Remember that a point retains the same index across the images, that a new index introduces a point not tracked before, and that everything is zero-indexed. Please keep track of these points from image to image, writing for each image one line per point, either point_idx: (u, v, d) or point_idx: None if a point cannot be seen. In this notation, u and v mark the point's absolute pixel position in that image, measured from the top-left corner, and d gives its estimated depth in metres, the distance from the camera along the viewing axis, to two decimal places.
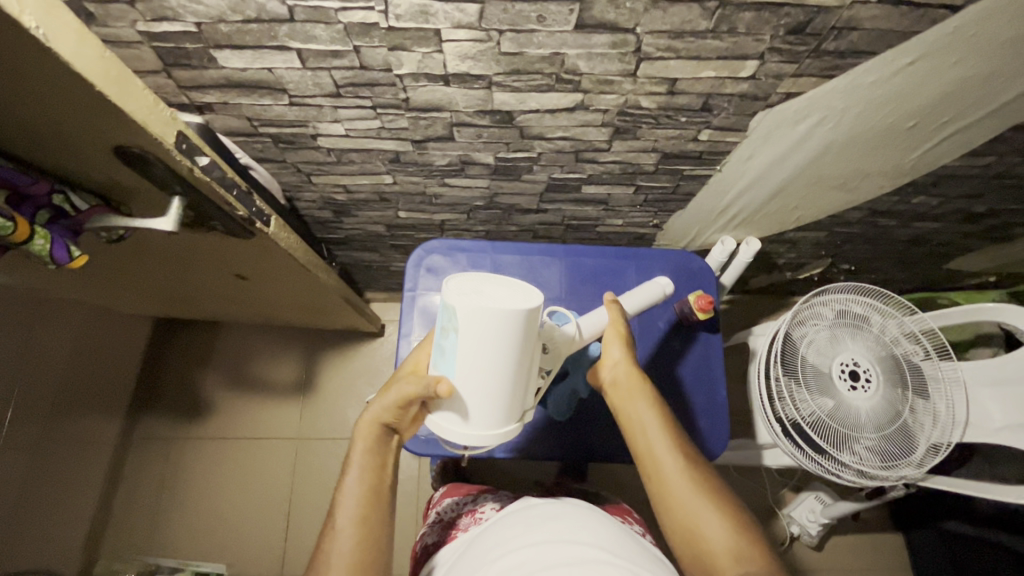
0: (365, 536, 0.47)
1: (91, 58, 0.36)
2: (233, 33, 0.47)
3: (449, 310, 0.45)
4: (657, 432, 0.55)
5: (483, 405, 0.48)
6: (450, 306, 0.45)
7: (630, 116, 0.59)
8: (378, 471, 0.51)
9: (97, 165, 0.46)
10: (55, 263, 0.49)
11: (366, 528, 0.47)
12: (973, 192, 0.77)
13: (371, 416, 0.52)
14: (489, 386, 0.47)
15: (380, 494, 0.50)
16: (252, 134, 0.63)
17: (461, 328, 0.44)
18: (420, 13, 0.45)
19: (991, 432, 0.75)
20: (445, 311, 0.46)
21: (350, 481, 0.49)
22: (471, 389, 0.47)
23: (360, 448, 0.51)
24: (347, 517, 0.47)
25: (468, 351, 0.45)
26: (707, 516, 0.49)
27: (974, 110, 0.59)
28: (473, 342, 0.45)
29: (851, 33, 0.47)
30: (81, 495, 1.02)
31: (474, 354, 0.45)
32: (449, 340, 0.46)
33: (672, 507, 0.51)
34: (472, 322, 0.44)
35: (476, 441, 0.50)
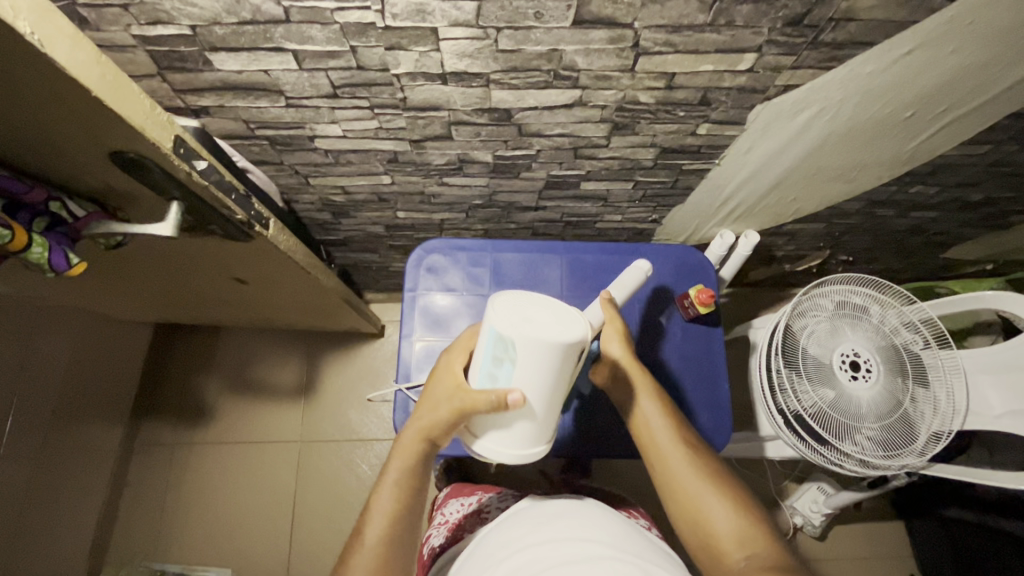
0: (387, 552, 0.50)
1: (87, 64, 0.35)
2: (228, 35, 0.47)
3: (506, 342, 0.45)
4: (657, 423, 0.58)
5: (539, 422, 0.50)
6: (506, 338, 0.44)
7: (628, 111, 0.58)
8: (410, 490, 0.53)
9: (93, 171, 0.46)
10: (55, 271, 0.48)
11: (389, 543, 0.51)
12: (970, 181, 0.77)
13: (414, 428, 0.53)
14: (541, 409, 0.48)
15: (408, 512, 0.53)
16: (249, 137, 0.63)
17: (520, 358, 0.45)
18: (417, 12, 0.44)
19: (991, 419, 0.76)
20: (495, 341, 0.46)
21: (385, 494, 0.52)
22: (531, 407, 0.48)
23: (401, 460, 0.53)
24: (375, 528, 0.51)
25: (527, 380, 0.46)
26: (712, 502, 0.52)
27: (972, 99, 0.59)
28: (531, 371, 0.45)
29: (849, 23, 0.47)
30: (85, 503, 1.02)
31: (532, 381, 0.46)
32: (504, 370, 0.46)
33: (679, 496, 0.54)
34: (531, 354, 0.44)
35: (525, 459, 0.52)
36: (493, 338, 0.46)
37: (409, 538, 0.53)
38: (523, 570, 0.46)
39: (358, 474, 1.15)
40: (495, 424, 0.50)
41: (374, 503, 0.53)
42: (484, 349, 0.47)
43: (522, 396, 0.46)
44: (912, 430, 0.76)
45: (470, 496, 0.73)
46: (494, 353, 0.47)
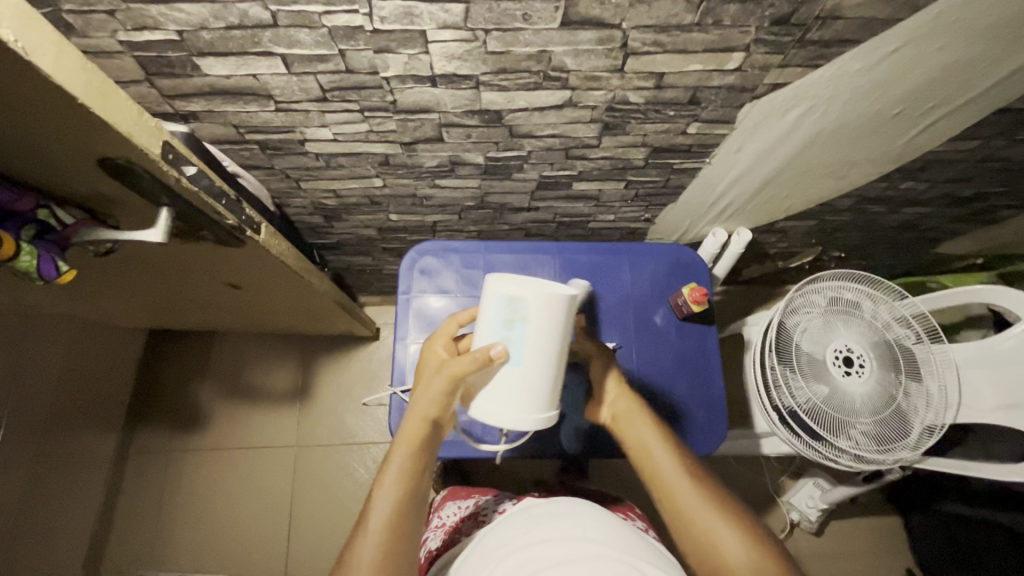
0: (394, 544, 0.47)
1: (73, 71, 0.35)
2: (216, 40, 0.47)
3: (518, 302, 0.50)
4: (659, 449, 0.56)
5: (539, 388, 0.52)
6: (517, 297, 0.50)
7: (618, 111, 0.59)
8: (415, 477, 0.51)
9: (82, 178, 0.45)
10: (42, 279, 0.48)
11: (393, 533, 0.47)
12: (958, 177, 0.78)
13: (417, 407, 0.53)
14: (548, 370, 0.52)
15: (414, 501, 0.50)
16: (238, 141, 0.63)
17: (531, 316, 0.50)
18: (405, 15, 0.44)
19: (985, 412, 0.77)
20: (504, 306, 0.51)
21: (388, 483, 0.50)
22: (533, 368, 0.51)
23: (403, 446, 0.52)
24: (378, 518, 0.48)
25: (534, 339, 0.50)
26: (722, 529, 0.50)
27: (958, 95, 0.59)
28: (540, 329, 0.50)
29: (835, 22, 0.47)
30: (79, 512, 1.01)
31: (542, 339, 0.51)
32: (516, 330, 0.50)
33: (688, 526, 0.51)
34: (540, 309, 0.50)
35: (525, 425, 0.53)
36: (502, 302, 0.51)
37: (414, 533, 0.49)
38: (520, 570, 0.46)
39: (355, 477, 1.15)
40: (500, 384, 0.52)
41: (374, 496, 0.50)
42: (490, 315, 0.52)
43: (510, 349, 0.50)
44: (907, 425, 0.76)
45: (467, 499, 0.73)
46: (503, 317, 0.51)
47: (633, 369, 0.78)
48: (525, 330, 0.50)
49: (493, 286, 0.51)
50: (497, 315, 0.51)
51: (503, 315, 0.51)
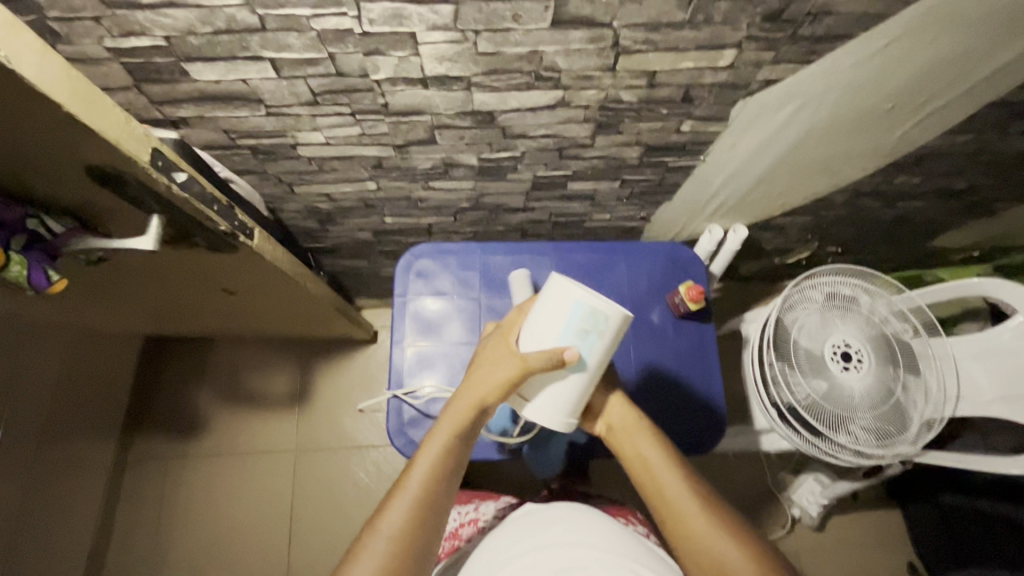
0: (418, 517, 0.49)
1: (57, 79, 0.35)
2: (204, 45, 0.46)
3: (601, 315, 0.50)
4: (661, 463, 0.56)
5: (583, 395, 0.54)
6: (600, 310, 0.50)
7: (611, 110, 0.58)
8: (452, 454, 0.52)
9: (69, 186, 0.45)
10: (33, 288, 0.48)
11: (420, 509, 0.49)
12: (953, 170, 0.78)
13: (473, 392, 0.53)
14: (597, 381, 0.54)
15: (447, 478, 0.51)
16: (230, 147, 0.62)
17: (606, 332, 0.51)
18: (394, 17, 0.44)
19: (981, 404, 0.77)
20: (585, 315, 0.51)
21: (424, 456, 0.51)
22: (586, 377, 0.53)
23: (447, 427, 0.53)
24: (409, 495, 0.49)
25: (599, 353, 0.52)
26: (722, 542, 0.51)
27: (950, 89, 0.59)
28: (609, 343, 0.52)
29: (827, 17, 0.47)
30: (78, 522, 1.01)
31: (607, 352, 0.52)
32: (588, 342, 0.51)
33: (692, 543, 0.52)
34: (613, 327, 0.51)
35: (560, 427, 0.55)
36: (580, 312, 0.51)
37: (441, 512, 0.50)
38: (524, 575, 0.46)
39: (355, 481, 1.14)
40: (554, 387, 0.54)
41: (409, 469, 0.51)
42: (565, 320, 0.51)
43: (575, 351, 0.51)
44: (905, 419, 0.76)
45: (467, 505, 0.72)
46: (578, 326, 0.51)
47: (631, 369, 0.78)
48: (595, 344, 0.52)
49: (573, 292, 0.51)
50: (571, 322, 0.51)
51: (580, 325, 0.51)
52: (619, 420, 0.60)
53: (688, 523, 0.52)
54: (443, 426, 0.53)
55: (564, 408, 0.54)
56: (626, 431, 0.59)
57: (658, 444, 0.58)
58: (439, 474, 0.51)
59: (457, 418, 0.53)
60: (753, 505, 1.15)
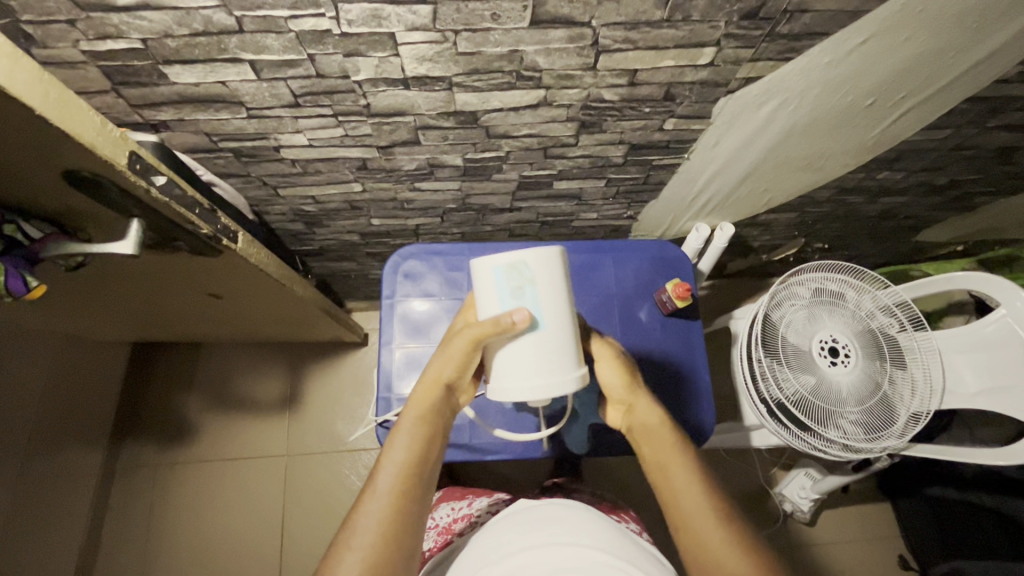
0: (399, 504, 0.48)
1: (30, 83, 0.34)
2: (182, 47, 0.46)
3: (523, 265, 0.49)
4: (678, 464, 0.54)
5: (560, 347, 0.51)
6: (518, 262, 0.49)
7: (594, 109, 0.59)
8: (423, 440, 0.53)
9: (46, 191, 0.44)
10: (13, 296, 0.47)
11: (403, 486, 0.49)
12: (933, 165, 0.79)
13: (431, 374, 0.55)
14: (567, 326, 0.51)
15: (422, 463, 0.52)
16: (212, 149, 0.62)
17: (538, 277, 0.49)
18: (372, 17, 0.44)
19: (967, 397, 0.77)
20: (508, 274, 0.49)
21: (396, 445, 0.52)
22: (550, 328, 0.50)
23: (416, 407, 0.54)
24: (389, 473, 0.50)
25: (546, 300, 0.50)
26: (730, 560, 0.47)
27: (928, 85, 0.60)
28: (550, 288, 0.50)
29: (803, 15, 0.48)
30: (65, 531, 0.99)
31: (555, 295, 0.50)
32: (528, 295, 0.50)
33: (699, 555, 0.49)
34: (543, 268, 0.50)
35: (562, 387, 0.51)
36: (503, 274, 0.49)
37: (424, 487, 0.51)
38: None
39: (348, 485, 1.14)
40: (530, 353, 0.51)
41: (386, 452, 0.52)
42: (496, 291, 0.50)
43: (523, 312, 0.49)
44: (893, 413, 0.77)
45: (459, 501, 0.74)
46: (510, 287, 0.50)
47: None
48: (536, 292, 0.50)
49: (487, 262, 0.50)
50: (503, 289, 0.50)
51: (510, 285, 0.49)
52: (645, 420, 0.58)
53: (697, 534, 0.49)
54: (411, 408, 0.55)
55: (558, 370, 0.51)
56: (649, 433, 0.57)
57: (681, 450, 0.55)
58: (418, 451, 0.52)
59: (425, 397, 0.55)
60: (746, 501, 1.16)
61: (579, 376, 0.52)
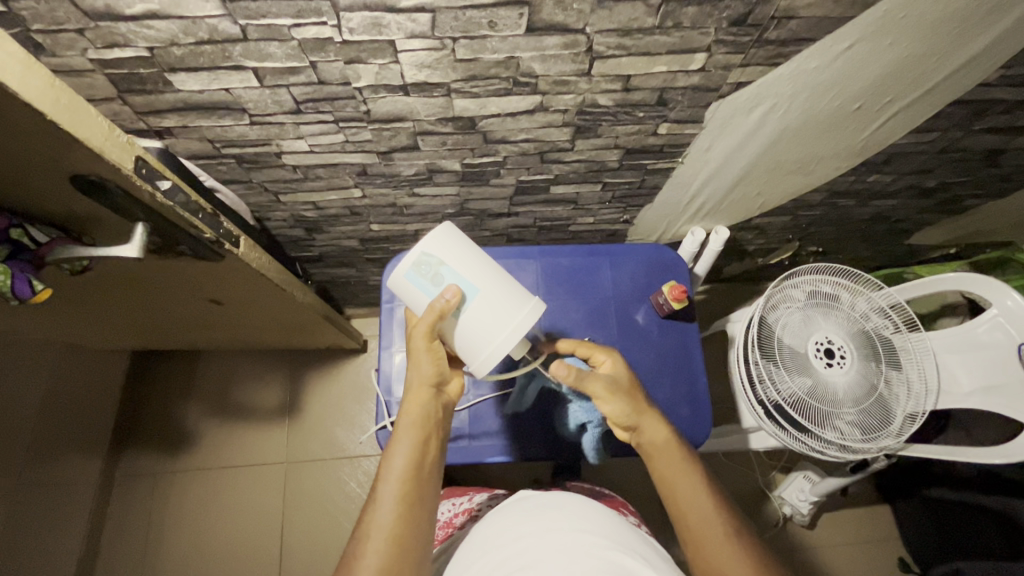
0: (406, 510, 0.50)
1: (42, 89, 0.35)
2: (187, 55, 0.47)
3: (423, 256, 0.54)
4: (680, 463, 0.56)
5: (500, 295, 0.54)
6: (419, 257, 0.54)
7: (589, 114, 0.60)
8: (422, 444, 0.53)
9: (53, 196, 0.45)
10: (17, 298, 0.48)
11: (409, 494, 0.50)
12: (922, 168, 0.80)
13: (416, 376, 0.55)
14: (495, 276, 0.55)
15: (423, 468, 0.52)
16: (215, 156, 0.63)
17: (444, 257, 0.54)
18: (373, 25, 0.45)
19: (962, 397, 0.78)
20: (420, 271, 0.54)
21: (397, 453, 0.52)
22: (480, 286, 0.54)
23: (410, 413, 0.54)
24: (393, 482, 0.51)
25: (462, 268, 0.54)
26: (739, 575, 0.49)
27: (915, 88, 0.61)
28: (456, 259, 0.54)
29: (790, 21, 0.49)
30: (63, 541, 0.99)
31: (467, 259, 0.55)
32: (445, 274, 0.54)
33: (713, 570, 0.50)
34: (443, 246, 0.54)
35: (525, 323, 0.54)
36: (415, 274, 0.54)
37: (429, 491, 0.52)
38: (512, 561, 0.46)
39: (347, 492, 1.14)
40: (482, 317, 0.54)
41: (387, 460, 0.52)
42: (421, 290, 0.55)
43: (450, 289, 0.53)
44: (889, 414, 0.77)
45: (461, 497, 0.74)
46: (427, 280, 0.54)
47: None
48: (451, 269, 0.54)
49: (398, 274, 0.55)
50: (424, 286, 0.55)
51: (426, 279, 0.54)
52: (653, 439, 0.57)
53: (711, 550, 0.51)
54: (406, 413, 0.54)
55: (513, 315, 0.54)
56: (660, 452, 0.57)
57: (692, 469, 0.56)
58: (418, 457, 0.52)
59: (417, 401, 0.55)
60: (746, 504, 1.16)
61: (533, 306, 0.55)
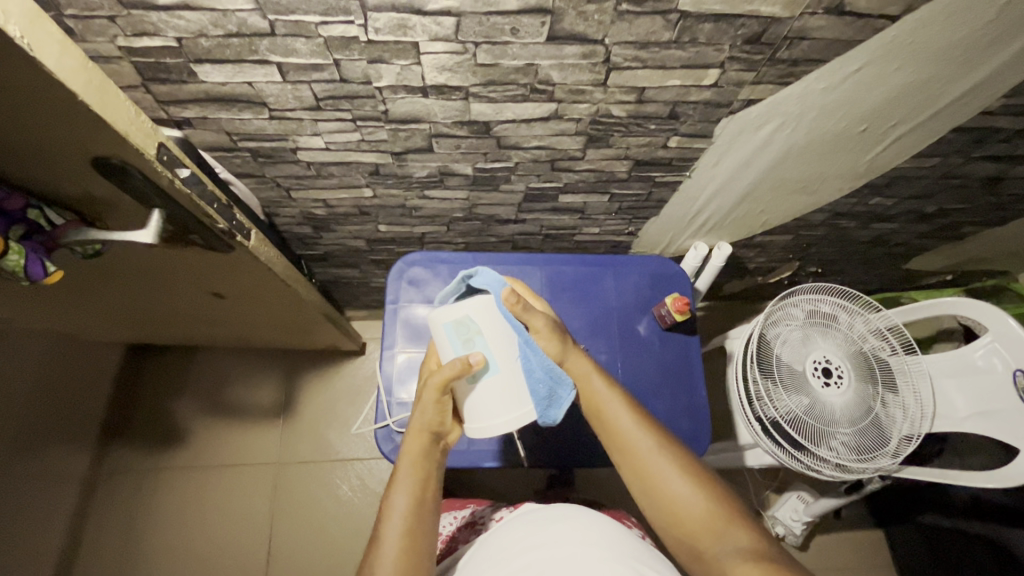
0: (408, 550, 0.48)
1: (75, 69, 0.36)
2: (214, 47, 0.48)
3: (467, 318, 0.55)
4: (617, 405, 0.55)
5: (511, 389, 0.56)
6: (462, 316, 0.56)
7: (602, 125, 0.61)
8: (421, 483, 0.52)
9: (72, 179, 0.46)
10: (30, 279, 0.48)
11: (413, 531, 0.49)
12: (923, 192, 0.82)
13: (418, 424, 0.54)
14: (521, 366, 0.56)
15: (423, 506, 0.51)
16: (231, 149, 0.64)
17: (484, 327, 0.55)
18: (398, 27, 0.46)
19: (955, 421, 0.80)
20: (459, 326, 0.55)
21: (396, 494, 0.51)
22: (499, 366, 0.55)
23: (409, 455, 0.53)
24: (396, 521, 0.49)
25: (494, 349, 0.55)
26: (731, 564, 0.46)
27: (918, 113, 0.63)
28: (494, 332, 0.56)
29: (802, 42, 0.51)
30: (47, 536, 0.97)
31: (503, 342, 0.55)
32: (477, 343, 0.55)
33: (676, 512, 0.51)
34: (486, 318, 0.56)
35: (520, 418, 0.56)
36: (452, 327, 0.56)
37: (430, 530, 0.51)
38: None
39: (337, 495, 1.13)
40: (489, 394, 0.55)
41: (389, 498, 0.51)
42: (449, 344, 0.56)
43: (481, 357, 0.54)
44: (884, 435, 0.78)
45: (462, 509, 0.73)
46: (459, 338, 0.55)
47: (619, 380, 0.79)
48: (486, 341, 0.55)
49: (436, 321, 0.56)
50: (455, 342, 0.56)
51: (460, 338, 0.55)
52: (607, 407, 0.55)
53: (709, 530, 0.49)
54: (406, 457, 0.53)
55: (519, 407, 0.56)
56: (598, 398, 0.55)
57: (669, 455, 0.52)
58: (418, 497, 0.51)
59: (416, 446, 0.53)
60: None
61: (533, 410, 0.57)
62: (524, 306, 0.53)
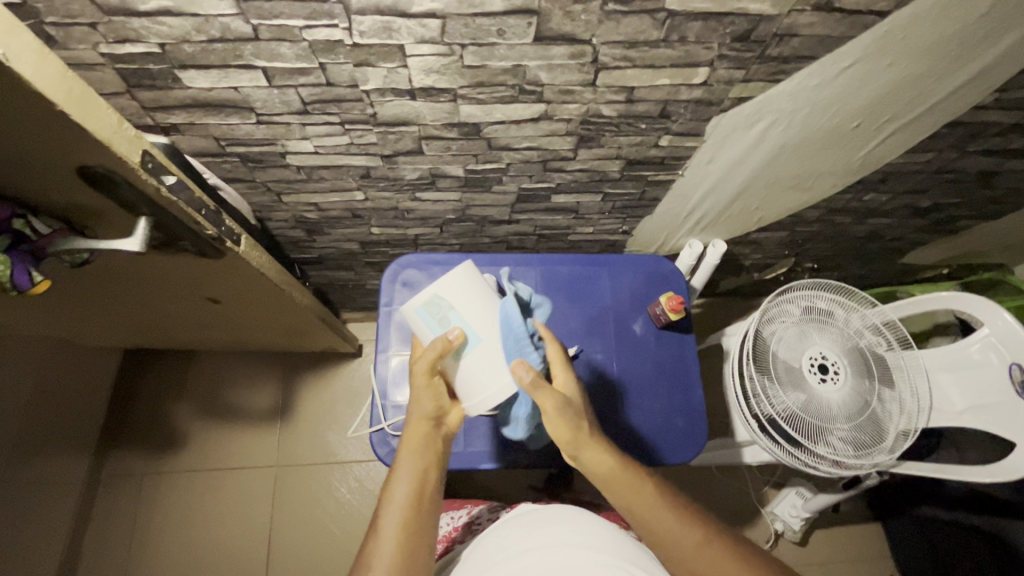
0: (405, 544, 0.48)
1: (53, 78, 0.36)
2: (198, 52, 0.48)
3: (435, 297, 0.54)
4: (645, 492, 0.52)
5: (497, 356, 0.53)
6: (430, 296, 0.54)
7: (592, 125, 0.61)
8: (421, 472, 0.51)
9: (57, 188, 0.45)
10: (16, 289, 0.48)
11: (413, 522, 0.49)
12: (918, 187, 0.81)
13: (415, 411, 0.54)
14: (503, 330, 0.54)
15: (423, 497, 0.51)
16: (219, 154, 0.63)
17: (456, 301, 0.54)
18: (383, 29, 0.46)
19: (953, 416, 0.79)
20: (430, 307, 0.54)
21: (397, 484, 0.51)
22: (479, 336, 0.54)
23: (408, 443, 0.53)
24: (394, 512, 0.49)
25: (470, 322, 0.54)
26: None
27: (912, 108, 0.63)
28: (466, 304, 0.54)
29: (792, 39, 0.50)
30: (47, 542, 0.97)
31: (478, 311, 0.54)
32: (453, 319, 0.54)
33: None
34: (456, 292, 0.54)
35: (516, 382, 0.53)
36: (424, 311, 0.54)
37: (430, 521, 0.51)
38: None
39: (337, 498, 1.13)
40: (478, 369, 0.54)
41: (390, 486, 0.51)
42: (426, 328, 0.55)
43: (459, 331, 0.53)
44: (881, 431, 0.78)
45: (459, 510, 0.73)
46: (434, 319, 0.54)
47: (614, 380, 0.79)
48: (460, 315, 0.54)
49: (408, 311, 0.55)
50: (431, 325, 0.54)
51: (433, 319, 0.54)
52: (636, 495, 0.52)
53: None
54: (407, 445, 0.53)
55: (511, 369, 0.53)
56: (627, 487, 0.52)
57: (716, 543, 0.50)
58: (418, 486, 0.51)
59: (414, 434, 0.53)
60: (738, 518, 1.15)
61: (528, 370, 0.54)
62: (530, 384, 0.50)
